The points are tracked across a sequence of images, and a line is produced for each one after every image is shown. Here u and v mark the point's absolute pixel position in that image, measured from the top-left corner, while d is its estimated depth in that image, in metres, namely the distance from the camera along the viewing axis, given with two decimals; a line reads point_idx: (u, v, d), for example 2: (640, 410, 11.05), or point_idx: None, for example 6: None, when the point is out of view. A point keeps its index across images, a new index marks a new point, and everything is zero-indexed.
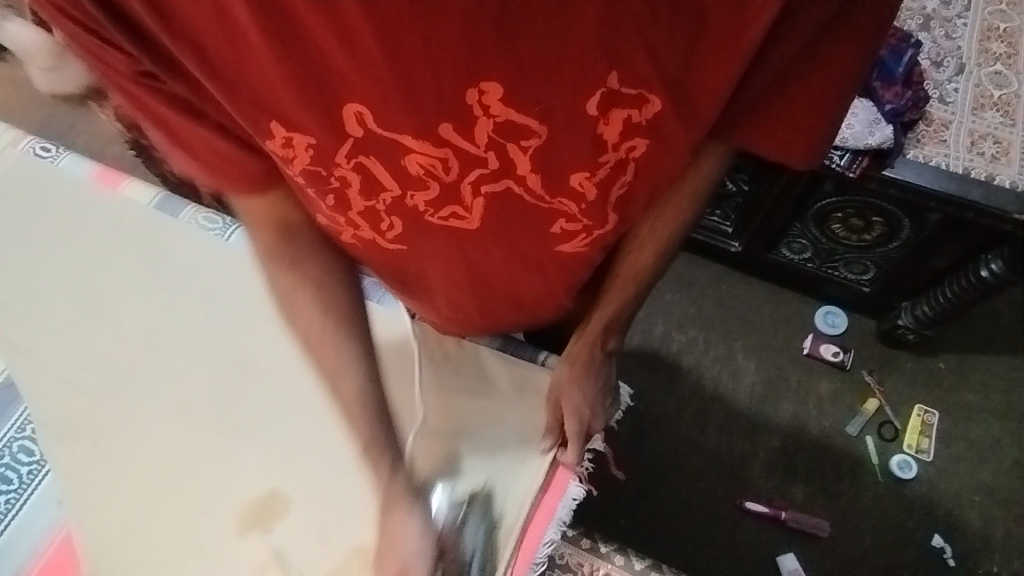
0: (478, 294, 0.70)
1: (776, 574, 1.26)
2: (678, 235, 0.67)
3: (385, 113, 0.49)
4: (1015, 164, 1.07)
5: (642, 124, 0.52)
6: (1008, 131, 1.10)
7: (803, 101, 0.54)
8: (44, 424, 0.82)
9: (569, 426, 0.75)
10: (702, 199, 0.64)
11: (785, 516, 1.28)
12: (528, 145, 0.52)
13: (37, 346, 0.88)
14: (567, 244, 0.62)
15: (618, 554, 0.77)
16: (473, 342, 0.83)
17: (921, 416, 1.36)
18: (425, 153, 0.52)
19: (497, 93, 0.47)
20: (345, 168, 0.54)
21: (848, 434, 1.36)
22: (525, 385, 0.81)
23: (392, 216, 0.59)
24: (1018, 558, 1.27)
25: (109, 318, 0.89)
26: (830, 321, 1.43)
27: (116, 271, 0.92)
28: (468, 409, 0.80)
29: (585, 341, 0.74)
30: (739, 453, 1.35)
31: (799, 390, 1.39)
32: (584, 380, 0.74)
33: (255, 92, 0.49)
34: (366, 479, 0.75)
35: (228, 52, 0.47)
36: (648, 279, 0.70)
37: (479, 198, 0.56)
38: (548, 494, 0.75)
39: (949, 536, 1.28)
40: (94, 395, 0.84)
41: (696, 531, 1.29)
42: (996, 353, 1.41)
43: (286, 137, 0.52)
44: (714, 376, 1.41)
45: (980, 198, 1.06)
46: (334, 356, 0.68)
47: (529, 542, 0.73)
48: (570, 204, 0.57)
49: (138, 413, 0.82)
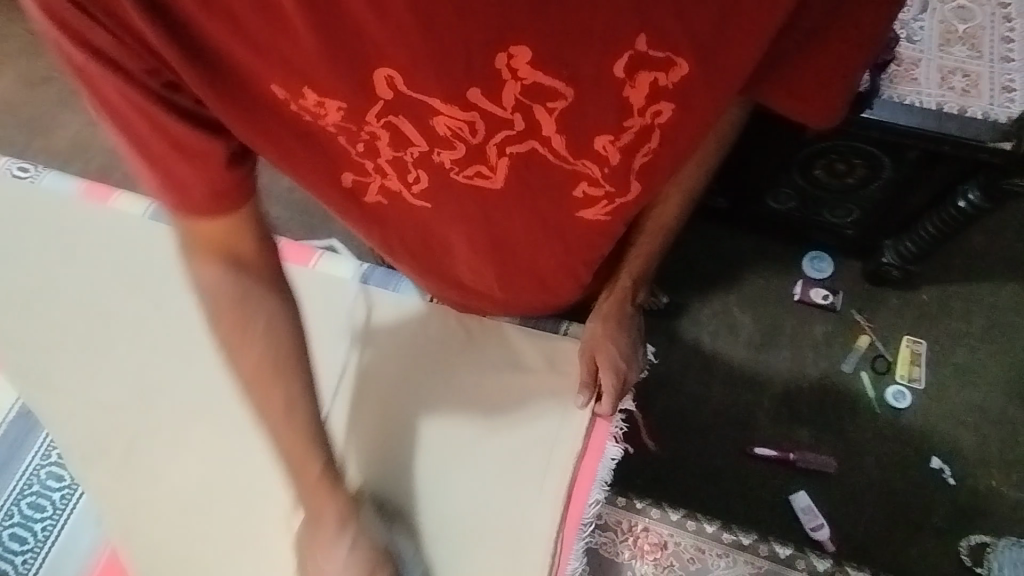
0: (500, 261, 0.74)
1: (790, 513, 1.31)
2: (698, 183, 0.71)
3: (417, 81, 0.53)
4: (985, 96, 1.10)
5: (669, 89, 0.55)
6: (975, 64, 1.13)
7: (817, 58, 0.59)
8: (69, 447, 0.85)
9: (606, 380, 0.80)
10: (722, 149, 0.68)
11: (794, 457, 1.33)
12: (555, 107, 0.55)
13: (57, 374, 0.89)
14: (588, 209, 0.66)
15: (653, 508, 0.92)
16: (496, 319, 0.87)
17: (910, 346, 1.41)
18: (454, 115, 0.56)
19: (525, 57, 0.50)
20: (375, 126, 0.58)
21: (844, 372, 1.41)
22: (556, 359, 0.85)
23: (418, 170, 0.64)
24: (1013, 470, 1.34)
25: (114, 337, 0.91)
26: (816, 265, 1.47)
27: (117, 288, 0.93)
28: (499, 385, 0.85)
29: (614, 296, 0.79)
30: (744, 403, 1.39)
31: (795, 336, 1.43)
32: (619, 332, 0.80)
33: (289, 58, 0.52)
34: (380, 436, 0.84)
35: (259, 23, 0.49)
36: (670, 230, 0.74)
37: (504, 158, 0.61)
38: (588, 458, 0.81)
39: (947, 457, 1.34)
40: (118, 412, 0.87)
41: (711, 482, 1.33)
42: (974, 280, 1.47)
43: (318, 100, 0.56)
44: (711, 331, 1.44)
45: (956, 131, 1.10)
46: (275, 392, 0.71)
47: (576, 504, 0.80)
48: (592, 167, 0.62)
49: (167, 421, 0.86)
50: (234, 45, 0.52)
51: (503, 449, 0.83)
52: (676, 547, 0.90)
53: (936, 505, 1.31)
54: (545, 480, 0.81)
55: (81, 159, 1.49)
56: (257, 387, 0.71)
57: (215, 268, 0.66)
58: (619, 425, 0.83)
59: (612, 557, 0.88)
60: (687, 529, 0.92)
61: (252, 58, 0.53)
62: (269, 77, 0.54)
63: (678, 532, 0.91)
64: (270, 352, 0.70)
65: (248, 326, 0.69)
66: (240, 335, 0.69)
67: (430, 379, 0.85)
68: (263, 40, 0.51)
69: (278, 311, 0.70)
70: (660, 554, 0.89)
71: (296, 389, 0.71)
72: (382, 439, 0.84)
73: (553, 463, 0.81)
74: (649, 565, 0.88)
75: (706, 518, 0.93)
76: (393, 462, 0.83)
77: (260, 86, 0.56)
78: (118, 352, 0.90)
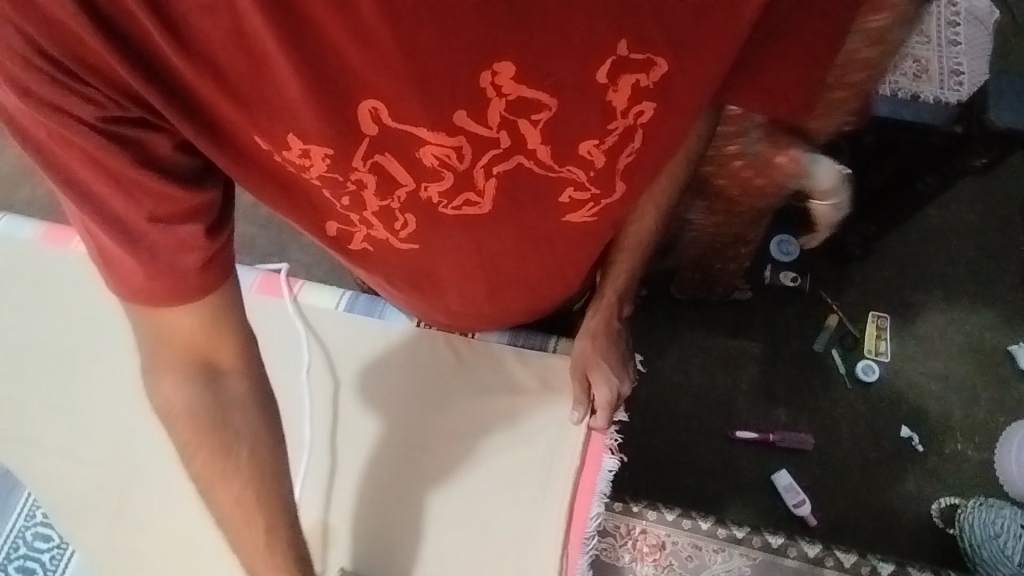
0: (490, 278, 0.76)
1: (773, 492, 1.36)
2: (672, 197, 0.73)
3: (399, 108, 0.53)
4: (935, 81, 1.17)
5: (649, 87, 0.56)
6: (923, 49, 1.18)
7: (792, 57, 0.60)
8: (56, 507, 0.96)
9: (599, 396, 0.82)
10: (697, 157, 0.69)
11: (774, 438, 1.38)
12: (539, 119, 0.56)
13: (43, 431, 1.00)
14: (574, 213, 0.67)
15: (649, 510, 0.97)
16: (484, 339, 0.91)
17: (875, 322, 1.47)
18: (440, 143, 0.57)
19: (508, 72, 0.51)
20: (362, 169, 0.60)
21: (816, 350, 1.45)
22: (549, 378, 0.89)
23: (405, 213, 0.66)
24: (977, 433, 1.40)
25: (99, 398, 1.02)
26: (783, 249, 1.48)
27: (99, 342, 1.04)
28: (492, 407, 0.89)
29: (602, 313, 0.80)
30: (722, 388, 1.43)
31: (767, 319, 1.48)
32: (609, 349, 0.81)
33: (271, 102, 0.53)
34: (389, 463, 0.89)
35: (237, 60, 0.49)
36: (651, 242, 0.76)
37: (491, 179, 0.62)
38: (587, 469, 0.85)
39: (916, 426, 1.40)
40: (107, 467, 0.98)
41: (695, 467, 1.38)
42: (931, 252, 1.53)
43: (303, 148, 0.57)
44: (687, 320, 1.48)
45: (912, 117, 1.15)
46: (253, 531, 0.69)
47: (579, 518, 0.84)
48: (578, 172, 0.62)
49: (156, 472, 0.97)
50: (208, 85, 0.51)
51: (504, 463, 0.87)
52: (674, 547, 0.94)
53: (908, 472, 1.37)
54: (548, 491, 0.86)
55: (31, 185, 1.43)
56: (233, 514, 0.68)
57: (178, 381, 0.63)
58: (614, 437, 0.86)
59: (612, 562, 0.92)
60: (683, 527, 0.96)
61: (228, 96, 0.52)
62: (248, 120, 0.54)
63: (673, 531, 0.96)
64: (251, 493, 0.68)
65: (228, 460, 0.67)
66: (218, 467, 0.66)
67: (405, 432, 0.90)
68: (238, 77, 0.50)
69: (261, 431, 0.69)
70: (659, 555, 0.94)
71: (275, 520, 0.70)
72: (365, 506, 0.87)
73: (557, 471, 0.86)
74: (649, 567, 0.93)
75: (701, 516, 0.97)
76: (376, 526, 0.86)
77: (237, 123, 0.55)
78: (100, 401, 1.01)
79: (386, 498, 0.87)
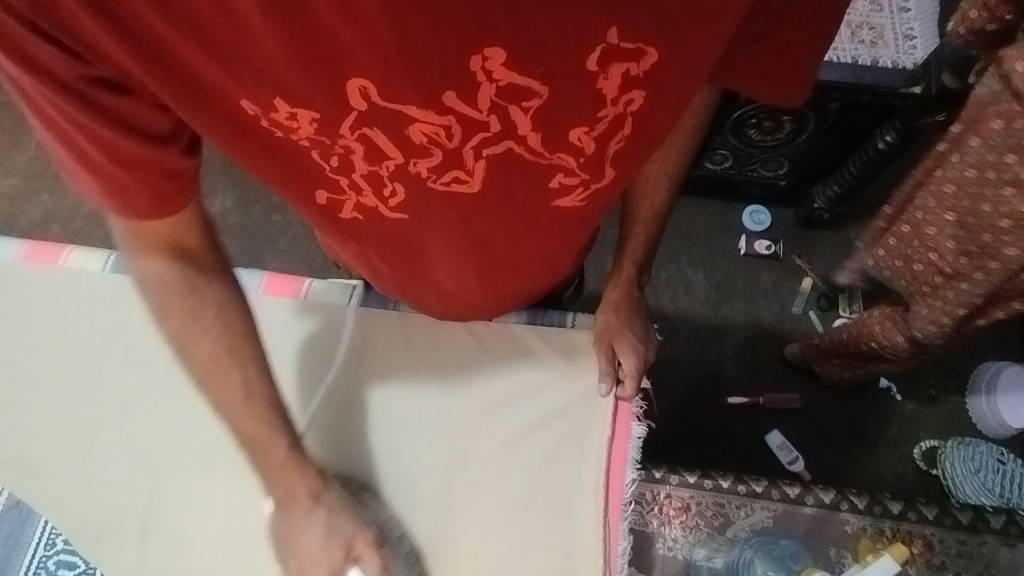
0: (480, 261, 0.73)
1: (766, 451, 1.41)
2: (672, 167, 0.75)
3: (390, 88, 0.50)
4: (891, 45, 1.19)
5: (639, 76, 0.54)
6: (878, 16, 1.20)
7: (767, 35, 0.62)
8: (77, 531, 0.92)
9: (628, 364, 0.85)
10: (693, 127, 0.71)
11: (765, 401, 1.42)
12: (530, 106, 0.54)
13: (47, 460, 0.96)
14: (565, 197, 0.65)
15: (672, 475, 1.08)
16: (503, 321, 0.92)
17: (846, 281, 1.51)
18: (428, 120, 0.54)
19: (499, 58, 0.49)
20: (349, 138, 0.56)
21: (794, 314, 1.51)
22: (571, 351, 0.91)
23: (394, 182, 0.62)
24: (950, 377, 1.47)
25: (104, 417, 0.97)
26: (755, 219, 1.56)
27: (97, 355, 0.99)
28: (525, 377, 0.91)
29: (621, 285, 0.84)
30: (711, 357, 1.48)
31: (746, 287, 1.53)
32: (631, 317, 0.85)
33: (264, 70, 0.49)
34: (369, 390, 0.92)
35: (223, 36, 0.47)
36: (664, 213, 0.79)
37: (480, 160, 0.59)
38: (617, 441, 0.88)
39: (892, 376, 1.47)
40: (120, 484, 0.93)
41: (692, 434, 1.42)
42: None
43: (290, 111, 0.53)
44: (670, 295, 1.52)
45: (872, 81, 1.18)
46: (228, 377, 0.73)
47: (615, 486, 0.88)
48: (568, 158, 0.60)
49: (172, 485, 0.93)
50: (193, 52, 0.48)
51: (536, 421, 0.90)
52: (698, 507, 1.05)
53: (888, 421, 1.44)
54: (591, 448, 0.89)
55: None
56: (213, 378, 0.72)
57: (159, 262, 0.65)
58: (639, 405, 0.90)
59: (642, 528, 1.02)
60: (706, 488, 1.07)
61: (217, 68, 0.50)
62: (233, 82, 0.51)
63: (697, 493, 1.06)
64: (221, 338, 0.71)
65: (197, 316, 0.70)
66: (190, 325, 0.70)
67: (381, 373, 0.93)
68: (226, 55, 0.49)
69: (226, 295, 0.71)
70: (685, 516, 1.04)
71: (252, 372, 0.74)
72: (330, 432, 0.91)
73: (590, 446, 0.89)
74: (678, 529, 1.02)
75: (721, 476, 1.08)
76: (342, 448, 0.91)
77: (209, 88, 0.52)
78: (92, 424, 0.97)
79: (379, 427, 0.92)
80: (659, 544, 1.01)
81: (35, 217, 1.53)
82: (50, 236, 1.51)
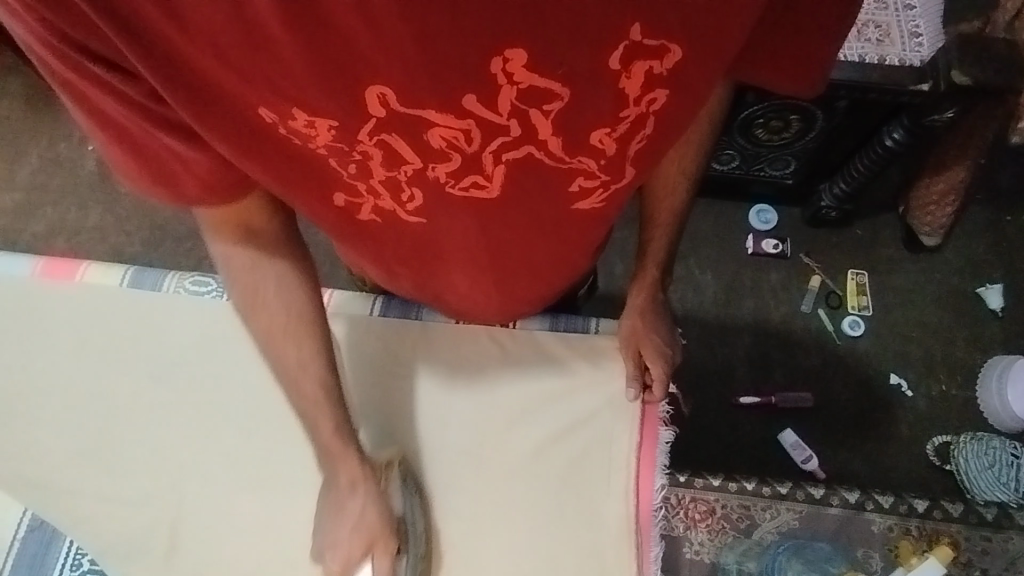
0: (498, 263, 0.72)
1: (779, 450, 1.41)
2: (692, 162, 0.74)
3: (409, 93, 0.50)
4: (898, 43, 1.19)
5: (664, 74, 0.52)
6: (884, 14, 1.21)
7: (785, 27, 0.62)
8: (102, 552, 0.91)
9: (655, 369, 0.85)
10: (709, 125, 0.70)
11: (776, 400, 1.42)
12: (551, 109, 0.53)
13: (68, 480, 0.95)
14: (584, 201, 0.63)
15: (697, 478, 1.08)
16: (525, 328, 0.92)
17: (854, 279, 1.52)
18: (448, 125, 0.53)
19: (521, 60, 0.48)
20: (367, 144, 0.56)
21: (804, 313, 1.51)
22: (597, 357, 0.91)
23: (411, 188, 0.61)
24: (959, 372, 1.47)
25: (122, 435, 0.96)
26: (762, 218, 1.56)
27: (117, 368, 0.98)
28: (544, 379, 0.91)
29: (644, 289, 0.83)
30: (722, 358, 1.48)
31: (755, 287, 1.53)
32: (656, 321, 0.85)
33: (277, 83, 0.49)
34: None
35: (241, 45, 0.46)
36: (680, 215, 0.78)
37: (500, 165, 0.58)
38: (645, 446, 0.89)
39: (902, 372, 1.47)
40: (142, 503, 0.93)
41: (705, 436, 1.42)
42: None
43: (308, 120, 0.53)
44: (678, 296, 1.52)
45: (880, 79, 1.17)
46: (294, 351, 0.73)
47: (645, 494, 0.88)
48: (590, 162, 0.59)
49: (195, 497, 0.93)
50: (210, 61, 0.48)
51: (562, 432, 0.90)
52: (724, 511, 1.07)
53: (900, 418, 1.44)
54: (613, 450, 0.89)
55: None
56: (275, 344, 0.72)
57: (233, 239, 0.66)
58: (666, 409, 0.90)
59: (670, 532, 1.05)
60: (731, 491, 1.08)
61: (233, 76, 0.49)
62: (249, 89, 0.50)
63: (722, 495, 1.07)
64: (282, 314, 0.71)
65: (260, 295, 0.70)
66: (254, 297, 0.70)
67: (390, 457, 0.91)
68: (247, 63, 0.48)
69: (289, 273, 0.71)
70: (711, 519, 1.07)
71: (308, 354, 0.73)
72: None
73: (615, 451, 0.89)
74: (703, 532, 1.05)
75: (745, 479, 1.09)
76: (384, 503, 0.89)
77: (218, 95, 0.52)
78: (106, 442, 0.96)
79: None
80: (686, 548, 1.04)
81: (39, 231, 1.52)
82: (54, 250, 1.51)
